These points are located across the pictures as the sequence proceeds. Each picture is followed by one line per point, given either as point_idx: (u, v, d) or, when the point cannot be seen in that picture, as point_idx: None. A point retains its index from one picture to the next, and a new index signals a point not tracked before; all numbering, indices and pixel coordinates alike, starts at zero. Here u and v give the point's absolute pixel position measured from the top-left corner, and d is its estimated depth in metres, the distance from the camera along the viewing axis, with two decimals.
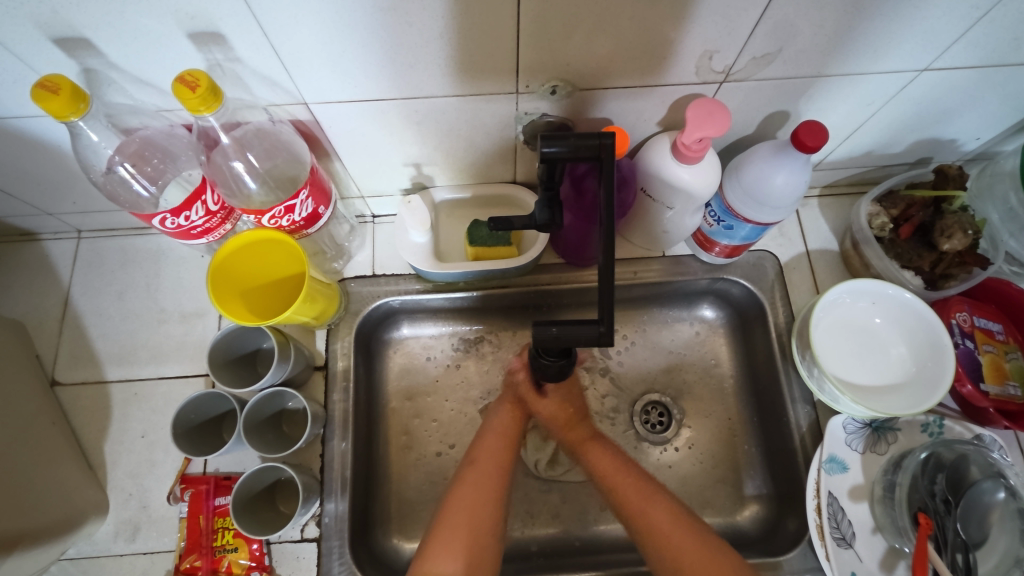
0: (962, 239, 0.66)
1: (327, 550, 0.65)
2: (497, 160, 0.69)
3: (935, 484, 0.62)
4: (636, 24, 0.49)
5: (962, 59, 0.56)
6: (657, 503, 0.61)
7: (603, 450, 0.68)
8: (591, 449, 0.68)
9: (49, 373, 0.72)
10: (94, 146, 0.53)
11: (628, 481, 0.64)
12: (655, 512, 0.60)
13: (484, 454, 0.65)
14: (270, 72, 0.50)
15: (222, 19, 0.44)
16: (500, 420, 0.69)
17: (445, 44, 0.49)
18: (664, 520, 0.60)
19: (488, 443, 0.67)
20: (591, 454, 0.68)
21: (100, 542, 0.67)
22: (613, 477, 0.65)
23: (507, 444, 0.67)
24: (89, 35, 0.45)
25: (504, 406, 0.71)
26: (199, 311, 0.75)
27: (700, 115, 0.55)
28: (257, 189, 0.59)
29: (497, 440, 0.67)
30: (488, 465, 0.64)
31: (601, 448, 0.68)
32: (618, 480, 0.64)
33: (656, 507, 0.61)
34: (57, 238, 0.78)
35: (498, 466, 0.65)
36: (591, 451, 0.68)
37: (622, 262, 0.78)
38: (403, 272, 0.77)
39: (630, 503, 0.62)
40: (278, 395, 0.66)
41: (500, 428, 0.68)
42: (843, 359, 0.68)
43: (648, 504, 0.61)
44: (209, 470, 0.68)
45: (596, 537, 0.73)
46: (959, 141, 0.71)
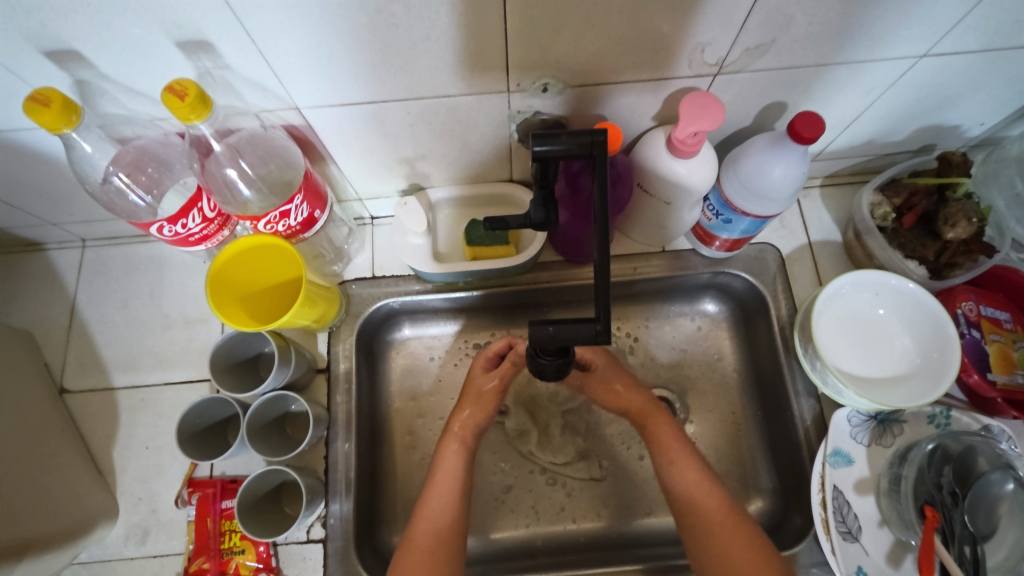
0: (966, 227, 0.64)
1: (332, 551, 0.66)
2: (493, 159, 0.69)
3: (941, 476, 0.60)
4: (625, 19, 0.48)
5: (961, 44, 0.55)
6: (712, 494, 0.61)
7: (670, 427, 0.67)
8: (656, 424, 0.67)
9: (57, 381, 0.73)
10: (89, 157, 0.54)
11: (686, 459, 0.64)
12: (710, 501, 0.61)
13: (437, 491, 0.63)
14: (260, 78, 0.50)
15: (209, 27, 0.44)
16: (448, 454, 0.66)
17: (434, 44, 0.49)
18: (719, 511, 0.60)
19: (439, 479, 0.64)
20: (654, 427, 0.67)
21: (111, 546, 0.68)
22: (674, 457, 0.64)
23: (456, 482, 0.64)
24: (79, 47, 0.45)
25: (448, 442, 0.67)
26: (202, 316, 0.76)
27: (693, 110, 0.54)
28: (253, 196, 0.59)
29: (446, 476, 0.64)
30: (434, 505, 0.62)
31: (666, 424, 0.67)
32: (680, 462, 0.64)
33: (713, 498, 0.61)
34: (62, 247, 0.79)
35: (447, 507, 0.62)
36: (657, 424, 0.67)
37: (622, 258, 0.78)
38: (403, 273, 0.77)
39: (686, 487, 0.62)
40: (280, 399, 0.67)
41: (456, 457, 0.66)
42: (847, 352, 0.67)
43: (703, 490, 0.61)
44: (215, 474, 0.69)
45: (637, 532, 0.73)
46: (962, 127, 0.70)
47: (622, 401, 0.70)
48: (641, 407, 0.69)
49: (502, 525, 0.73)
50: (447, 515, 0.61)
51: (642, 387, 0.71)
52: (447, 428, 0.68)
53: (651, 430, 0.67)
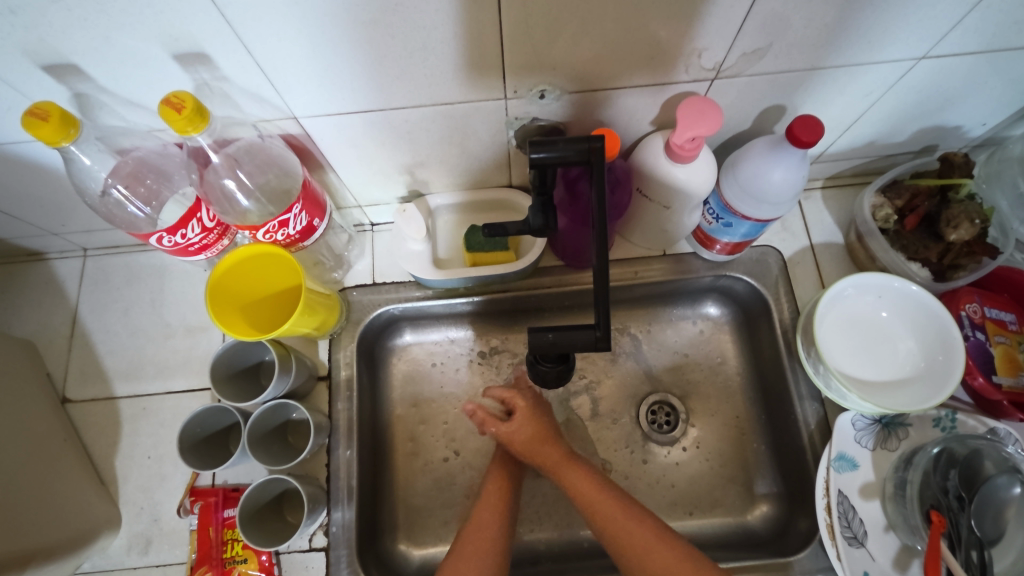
0: (968, 229, 0.64)
1: (335, 559, 0.66)
2: (492, 165, 0.69)
3: (947, 480, 0.60)
4: (621, 25, 0.48)
5: (961, 45, 0.54)
6: (640, 525, 0.60)
7: (581, 474, 0.65)
8: (566, 474, 0.65)
9: (60, 391, 0.74)
10: (88, 170, 0.54)
11: (603, 501, 0.62)
12: (642, 534, 0.59)
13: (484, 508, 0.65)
14: (256, 89, 0.50)
15: (204, 39, 0.44)
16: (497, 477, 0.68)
17: (428, 53, 0.49)
18: (648, 543, 0.58)
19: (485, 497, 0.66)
20: (567, 477, 0.65)
21: (114, 556, 0.68)
22: (593, 503, 0.62)
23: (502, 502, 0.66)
24: (77, 61, 0.46)
25: (491, 478, 0.68)
26: (203, 324, 0.76)
27: (690, 115, 0.54)
28: (251, 206, 0.59)
29: (494, 496, 0.66)
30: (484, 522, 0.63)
31: (577, 470, 0.65)
32: (599, 505, 0.62)
33: (639, 529, 0.59)
34: (63, 257, 0.79)
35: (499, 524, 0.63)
36: (567, 474, 0.65)
37: (623, 262, 0.77)
38: (403, 279, 0.77)
39: (609, 528, 0.60)
40: (281, 407, 0.67)
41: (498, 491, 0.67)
42: (850, 356, 0.67)
43: (626, 525, 0.60)
44: (217, 482, 0.69)
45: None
46: (965, 127, 0.69)
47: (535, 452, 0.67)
48: (551, 456, 0.67)
49: None
50: (498, 531, 0.63)
51: (557, 436, 0.69)
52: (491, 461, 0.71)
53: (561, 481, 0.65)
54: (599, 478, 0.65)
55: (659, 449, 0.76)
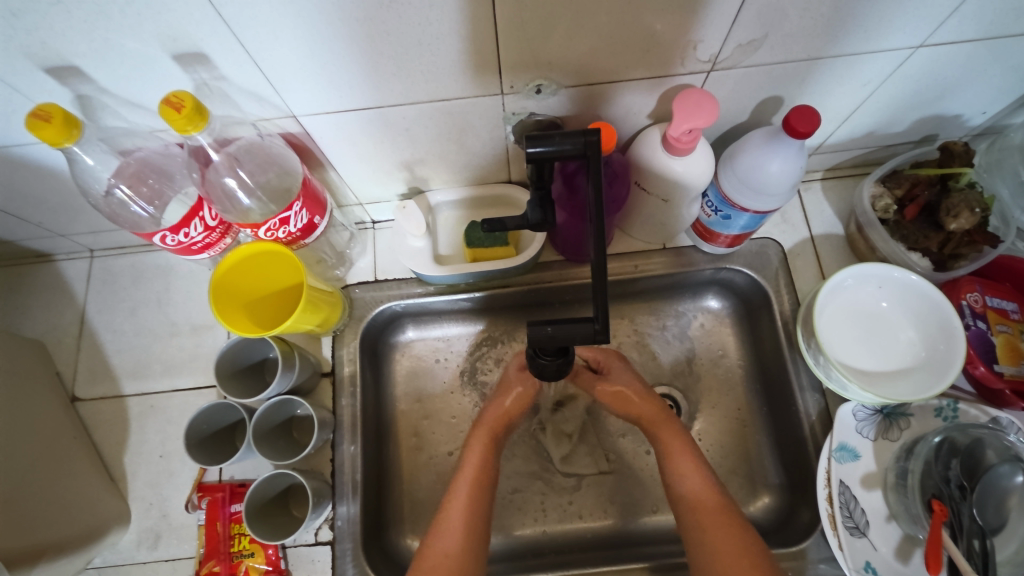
0: (969, 218, 0.64)
1: (340, 552, 0.67)
2: (492, 161, 0.69)
3: (949, 470, 0.60)
4: (615, 19, 0.49)
5: (958, 33, 0.54)
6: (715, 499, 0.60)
7: (681, 440, 0.65)
8: (666, 435, 0.66)
9: (69, 389, 0.75)
10: (92, 170, 0.55)
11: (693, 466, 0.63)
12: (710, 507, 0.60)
13: (460, 489, 0.63)
14: (256, 88, 0.51)
15: (202, 38, 0.45)
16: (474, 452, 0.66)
17: (426, 49, 0.49)
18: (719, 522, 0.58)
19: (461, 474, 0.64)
20: (663, 434, 0.66)
21: (124, 551, 0.69)
22: (685, 472, 0.63)
23: (481, 480, 0.64)
24: (78, 63, 0.46)
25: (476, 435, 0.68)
26: (208, 323, 0.77)
27: (687, 107, 0.54)
28: (252, 204, 0.59)
29: (470, 474, 0.64)
30: (460, 502, 0.62)
31: (678, 436, 0.66)
32: (686, 467, 0.63)
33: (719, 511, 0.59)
34: (70, 258, 0.80)
35: (477, 503, 0.62)
36: (665, 432, 0.66)
37: (623, 256, 0.78)
38: (405, 276, 0.78)
39: (691, 495, 0.61)
40: (284, 404, 0.67)
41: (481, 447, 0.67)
42: (850, 346, 0.67)
43: (707, 497, 0.61)
44: (224, 478, 0.70)
45: (639, 530, 0.73)
46: (964, 116, 0.69)
47: (628, 410, 0.70)
48: (651, 414, 0.68)
49: (516, 523, 0.73)
50: (477, 512, 0.61)
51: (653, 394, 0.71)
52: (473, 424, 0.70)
53: (659, 437, 0.66)
54: (697, 449, 0.65)
55: None
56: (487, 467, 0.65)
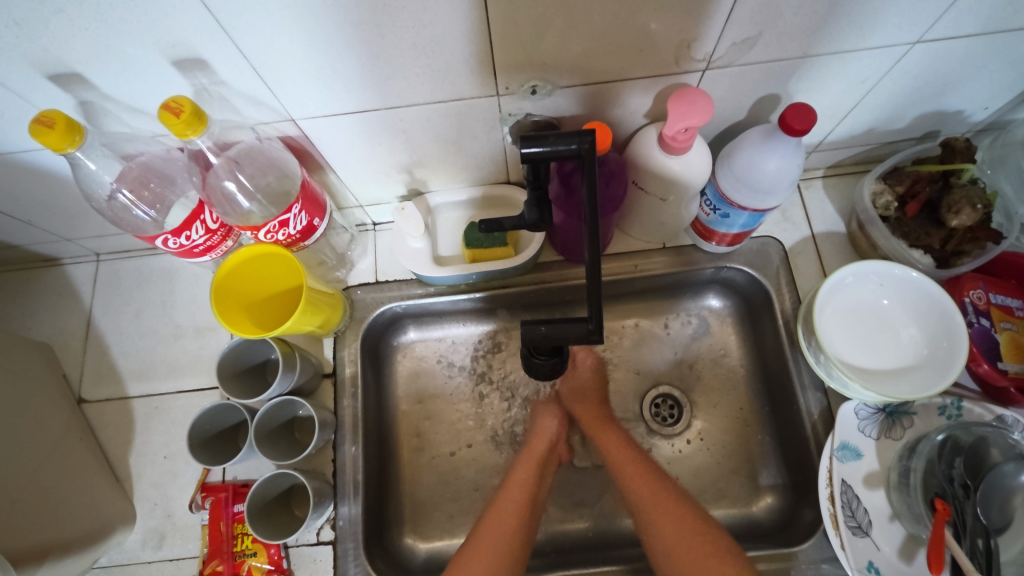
0: (970, 214, 0.63)
1: (342, 552, 0.67)
2: (490, 162, 0.69)
3: (952, 469, 0.59)
4: (607, 19, 0.49)
5: (955, 28, 0.54)
6: (660, 488, 0.66)
7: (617, 441, 0.72)
8: (603, 437, 0.73)
9: (76, 391, 0.76)
10: (94, 174, 0.56)
11: (631, 460, 0.69)
12: (655, 495, 0.65)
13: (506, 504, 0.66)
14: (254, 93, 0.52)
15: (201, 45, 0.46)
16: (523, 474, 0.69)
17: (420, 53, 0.50)
18: (665, 506, 0.64)
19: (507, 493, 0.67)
20: (602, 439, 0.72)
21: (129, 550, 0.70)
22: (620, 461, 0.70)
23: (526, 500, 0.67)
24: (80, 69, 0.47)
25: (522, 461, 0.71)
26: (212, 325, 0.78)
27: (681, 107, 0.54)
28: (253, 207, 0.61)
29: (517, 495, 0.67)
30: (506, 516, 0.65)
31: (613, 433, 0.73)
32: (626, 464, 0.69)
33: (653, 489, 0.66)
34: (77, 262, 0.81)
35: (520, 522, 0.64)
36: (602, 436, 0.72)
37: (623, 256, 0.78)
38: (405, 277, 0.78)
39: (629, 482, 0.67)
40: (287, 404, 0.68)
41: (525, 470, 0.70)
42: (851, 344, 0.66)
43: (653, 488, 0.66)
44: (227, 478, 0.71)
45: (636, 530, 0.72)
46: (966, 112, 0.68)
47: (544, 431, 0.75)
48: (591, 417, 0.75)
49: None
50: (520, 527, 0.64)
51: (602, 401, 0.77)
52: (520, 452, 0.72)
53: (598, 441, 0.72)
54: (632, 442, 0.72)
55: (664, 441, 0.76)
56: (531, 490, 0.68)
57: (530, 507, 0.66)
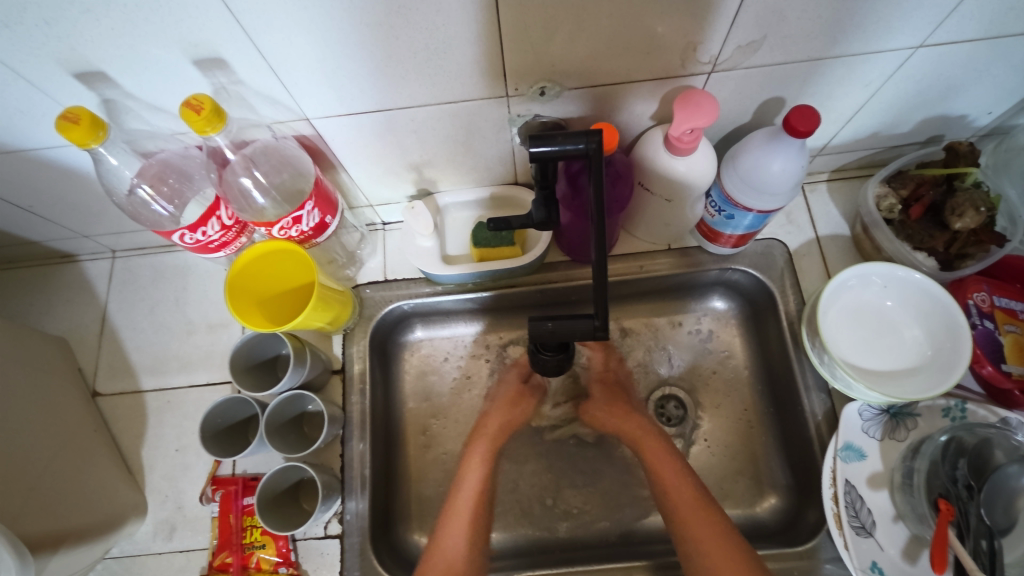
0: (974, 217, 0.64)
1: (349, 546, 0.68)
2: (498, 163, 0.71)
3: (956, 470, 0.59)
4: (615, 21, 0.50)
5: (957, 33, 0.55)
6: (702, 510, 0.62)
7: (665, 455, 0.68)
8: (647, 446, 0.69)
9: (91, 385, 0.77)
10: (115, 170, 0.58)
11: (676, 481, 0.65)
12: (698, 519, 0.61)
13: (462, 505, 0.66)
14: (270, 92, 0.53)
15: (220, 45, 0.47)
16: (468, 479, 0.68)
17: (430, 53, 0.51)
18: (709, 529, 0.60)
19: (465, 481, 0.68)
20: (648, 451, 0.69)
21: (141, 541, 0.71)
22: (661, 472, 0.66)
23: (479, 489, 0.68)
24: (105, 68, 0.49)
25: (476, 444, 0.72)
26: (224, 321, 0.79)
27: (686, 109, 0.55)
28: (268, 203, 0.62)
29: (467, 496, 0.67)
30: (451, 532, 0.64)
31: (661, 451, 0.68)
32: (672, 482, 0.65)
33: (699, 514, 0.62)
34: (94, 258, 0.83)
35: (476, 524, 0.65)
36: (650, 448, 0.69)
37: (628, 257, 0.78)
38: (414, 276, 0.79)
39: (672, 497, 0.64)
40: (297, 398, 0.69)
41: (479, 452, 0.71)
42: (855, 345, 0.67)
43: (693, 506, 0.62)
44: (237, 472, 0.72)
45: (642, 530, 0.73)
46: (970, 116, 0.69)
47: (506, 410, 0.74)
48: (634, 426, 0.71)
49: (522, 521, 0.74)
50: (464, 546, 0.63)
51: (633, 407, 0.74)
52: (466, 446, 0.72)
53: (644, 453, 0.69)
54: (677, 453, 0.68)
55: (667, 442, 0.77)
56: (482, 491, 0.68)
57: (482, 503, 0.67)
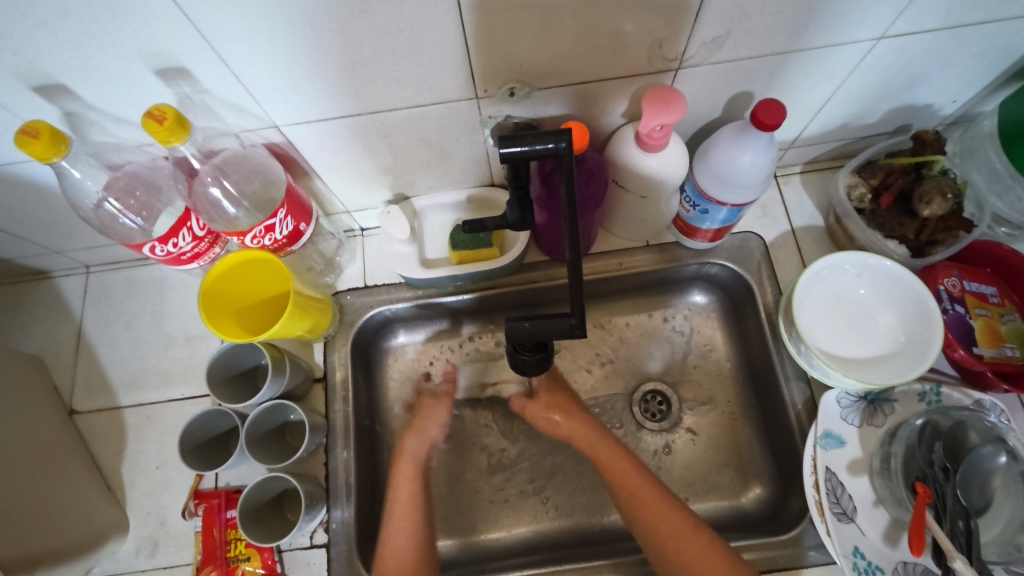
0: (941, 203, 0.65)
1: (335, 555, 0.67)
2: (473, 166, 0.71)
3: (933, 453, 0.60)
4: (580, 21, 0.50)
5: (917, 24, 0.56)
6: (663, 502, 0.64)
7: (618, 451, 0.70)
8: (603, 451, 0.70)
9: (67, 403, 0.76)
10: (80, 183, 0.57)
11: (633, 476, 0.67)
12: (660, 509, 0.64)
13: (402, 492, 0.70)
14: (237, 100, 0.53)
15: (182, 55, 0.47)
16: (403, 492, 0.70)
17: (396, 58, 0.51)
18: (672, 520, 0.63)
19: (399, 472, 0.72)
20: (600, 450, 0.70)
21: (123, 560, 0.70)
22: (622, 480, 0.67)
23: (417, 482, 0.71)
24: (65, 81, 0.48)
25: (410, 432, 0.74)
26: (202, 333, 0.79)
27: (655, 106, 0.56)
28: (238, 213, 0.62)
29: (405, 511, 0.69)
30: (396, 539, 0.66)
31: (618, 457, 0.69)
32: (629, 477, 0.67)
33: (670, 518, 0.63)
34: (67, 274, 0.82)
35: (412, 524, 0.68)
36: (601, 448, 0.70)
37: (607, 254, 0.79)
38: (394, 281, 0.79)
39: (636, 498, 0.65)
40: (278, 408, 0.69)
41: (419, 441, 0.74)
42: (831, 333, 0.68)
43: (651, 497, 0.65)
44: (220, 485, 0.71)
45: (603, 528, 0.73)
46: (935, 105, 0.70)
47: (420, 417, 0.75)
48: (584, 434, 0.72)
49: (510, 522, 0.74)
50: (409, 543, 0.66)
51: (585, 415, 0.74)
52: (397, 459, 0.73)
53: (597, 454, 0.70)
54: (635, 460, 0.69)
55: (652, 437, 0.77)
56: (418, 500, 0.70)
57: (419, 525, 0.68)
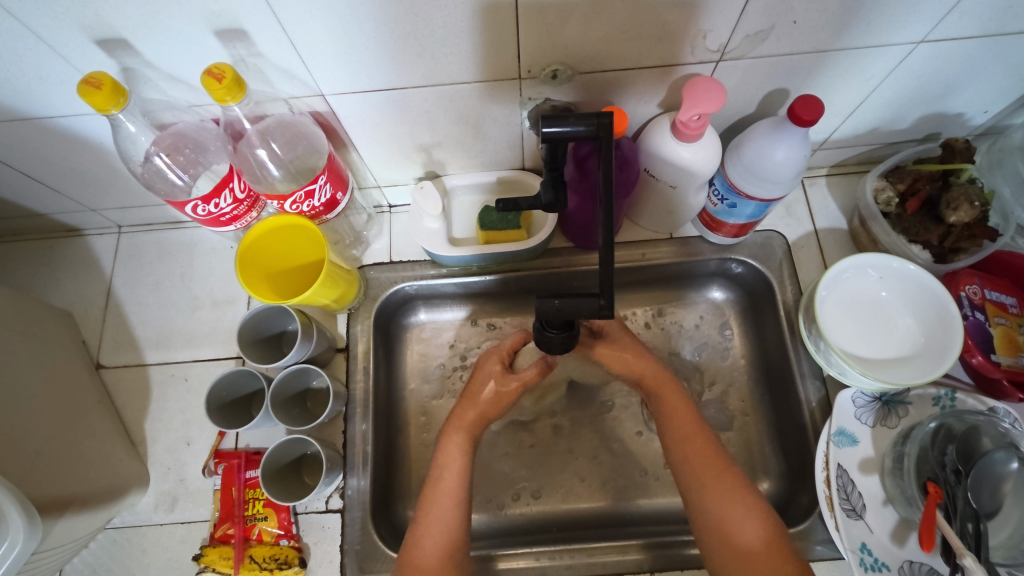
0: (968, 210, 0.66)
1: (350, 520, 0.69)
2: (507, 148, 0.72)
3: (945, 455, 0.61)
4: (629, 7, 0.51)
5: (958, 30, 0.56)
6: (721, 463, 0.60)
7: (680, 398, 0.66)
8: (666, 394, 0.67)
9: (95, 357, 0.78)
10: (132, 137, 0.59)
11: (694, 427, 0.63)
12: (716, 469, 0.60)
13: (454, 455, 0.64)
14: (288, 66, 0.54)
15: (243, 16, 0.48)
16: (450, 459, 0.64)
17: (448, 32, 0.52)
18: (723, 483, 0.59)
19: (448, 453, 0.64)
20: (665, 395, 0.67)
21: (142, 512, 0.71)
22: (684, 429, 0.63)
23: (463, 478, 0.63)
24: (126, 35, 0.50)
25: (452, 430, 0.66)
26: (229, 298, 0.80)
27: (695, 95, 0.57)
28: (281, 176, 0.65)
29: (450, 480, 0.62)
30: (443, 508, 0.60)
31: (682, 403, 0.65)
32: (693, 435, 0.63)
33: (719, 473, 0.59)
34: (99, 233, 0.84)
35: (455, 512, 0.60)
36: (668, 393, 0.66)
37: (631, 244, 0.80)
38: (419, 258, 0.81)
39: (690, 454, 0.62)
40: (303, 372, 0.70)
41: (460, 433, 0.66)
42: (851, 333, 0.69)
43: (709, 456, 0.61)
44: (240, 445, 0.73)
45: (602, 512, 0.74)
46: (966, 114, 0.71)
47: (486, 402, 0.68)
48: (653, 374, 0.68)
49: (516, 505, 0.74)
50: (452, 521, 0.59)
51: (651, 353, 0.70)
52: (449, 419, 0.68)
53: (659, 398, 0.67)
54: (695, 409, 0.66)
55: None
56: (466, 470, 0.63)
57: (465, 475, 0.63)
